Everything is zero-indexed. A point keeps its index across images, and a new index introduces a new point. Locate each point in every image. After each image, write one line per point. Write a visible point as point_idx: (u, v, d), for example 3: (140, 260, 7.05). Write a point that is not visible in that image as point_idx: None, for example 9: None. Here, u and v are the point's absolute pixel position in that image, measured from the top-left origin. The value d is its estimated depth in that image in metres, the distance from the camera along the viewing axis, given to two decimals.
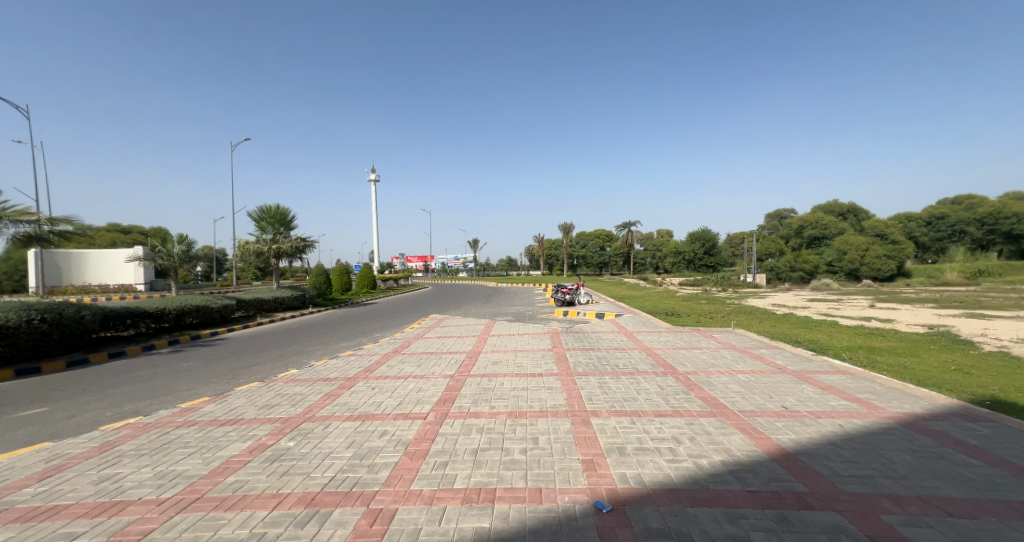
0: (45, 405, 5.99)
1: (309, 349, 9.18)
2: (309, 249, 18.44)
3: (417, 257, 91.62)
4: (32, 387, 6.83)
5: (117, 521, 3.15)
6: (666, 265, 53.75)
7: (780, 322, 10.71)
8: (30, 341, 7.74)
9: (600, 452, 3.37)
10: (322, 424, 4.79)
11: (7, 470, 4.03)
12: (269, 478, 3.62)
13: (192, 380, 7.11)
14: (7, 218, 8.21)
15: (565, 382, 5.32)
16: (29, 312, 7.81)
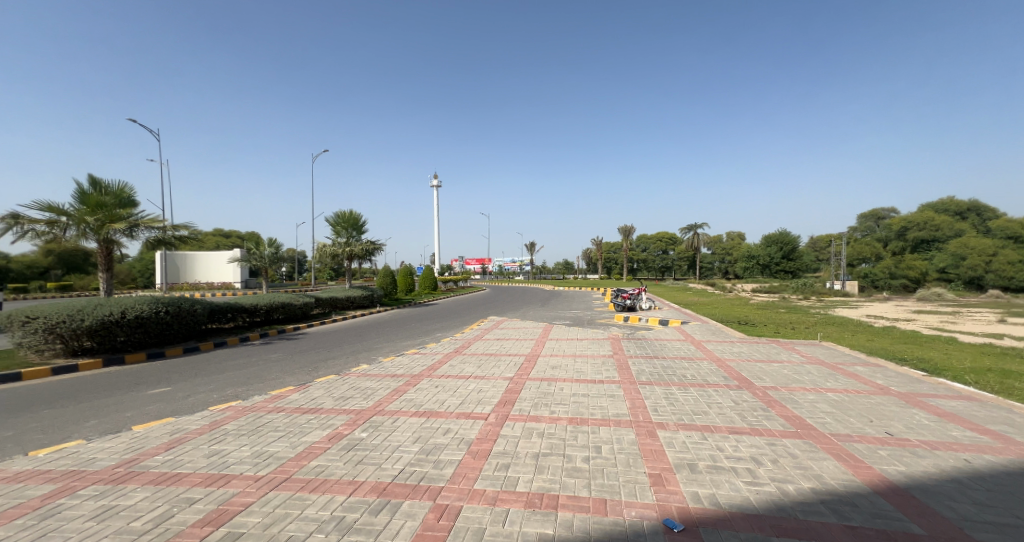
0: (165, 385, 6.83)
1: (378, 346, 9.68)
2: (378, 252, 19.45)
3: (476, 260, 94.25)
4: (155, 369, 7.83)
5: (222, 493, 3.50)
6: (739, 271, 50.68)
7: (878, 337, 9.62)
8: (157, 329, 8.86)
9: (669, 467, 3.22)
10: (391, 418, 5.01)
11: (140, 439, 4.65)
12: (346, 466, 3.86)
13: (279, 371, 7.76)
14: (143, 225, 9.53)
15: (629, 391, 5.15)
16: (158, 305, 8.94)
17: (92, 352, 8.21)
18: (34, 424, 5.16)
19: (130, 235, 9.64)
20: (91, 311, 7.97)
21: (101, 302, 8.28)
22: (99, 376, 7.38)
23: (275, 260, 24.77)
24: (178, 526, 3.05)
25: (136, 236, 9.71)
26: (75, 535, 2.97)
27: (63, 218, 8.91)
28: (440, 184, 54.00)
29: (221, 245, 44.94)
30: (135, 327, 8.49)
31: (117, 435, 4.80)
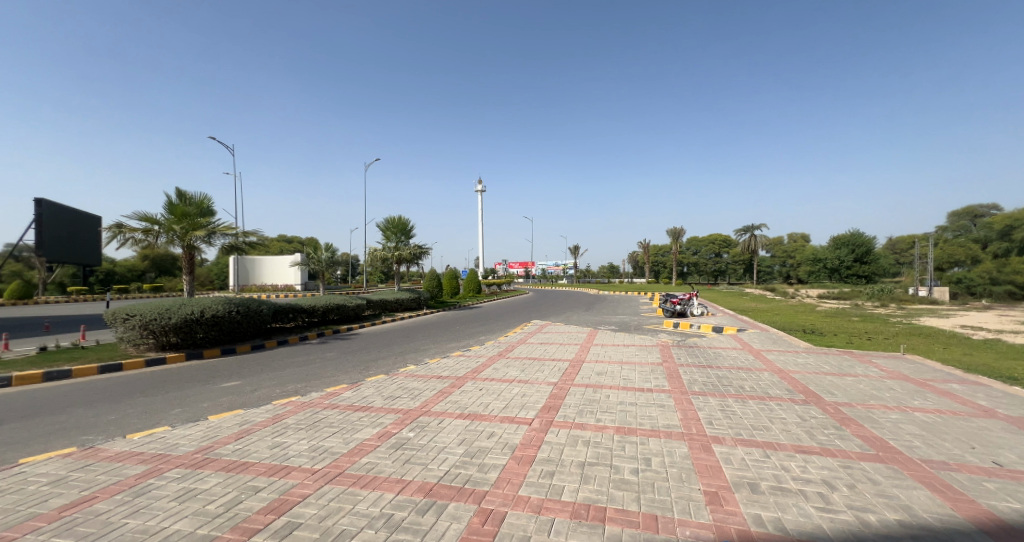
0: (235, 379, 7.35)
1: (424, 348, 9.90)
2: (425, 256, 19.94)
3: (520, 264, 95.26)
4: (226, 364, 8.43)
5: (283, 483, 3.70)
6: (804, 275, 47.60)
7: (975, 351, 8.63)
8: (230, 327, 9.55)
9: (727, 486, 3.05)
10: (437, 419, 5.10)
11: (214, 428, 5.03)
12: (394, 464, 3.95)
13: (334, 369, 8.11)
14: (218, 232, 10.34)
15: (680, 401, 4.95)
16: (231, 305, 9.63)
17: (175, 347, 9.01)
18: (130, 410, 5.75)
19: (209, 242, 10.50)
20: (176, 310, 8.74)
21: (184, 302, 9.05)
22: (179, 369, 8.06)
23: (331, 264, 25.98)
24: (244, 512, 3.26)
25: (214, 242, 10.57)
26: (160, 513, 3.27)
27: (154, 227, 9.84)
28: (484, 189, 54.78)
29: (284, 250, 48.18)
30: (211, 325, 9.20)
31: (198, 423, 5.24)
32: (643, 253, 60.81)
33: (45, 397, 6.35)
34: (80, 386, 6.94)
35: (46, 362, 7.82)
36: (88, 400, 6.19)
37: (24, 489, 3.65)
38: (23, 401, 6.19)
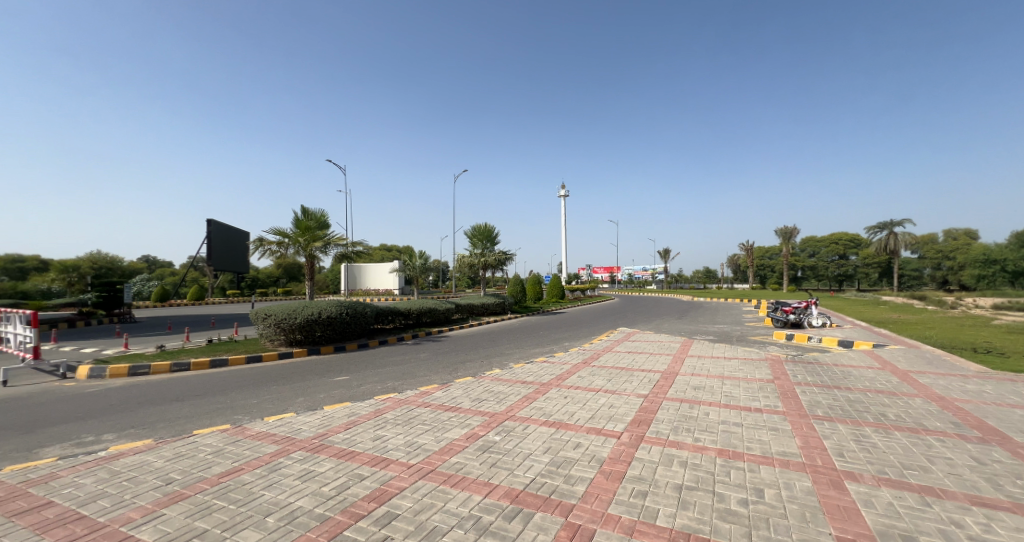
0: (343, 374, 8.06)
1: (509, 352, 10.01)
2: (509, 262, 20.29)
3: (608, 269, 93.44)
4: (336, 361, 9.30)
5: (383, 473, 3.95)
6: (969, 279, 39.75)
7: None
8: (341, 327, 10.54)
9: (869, 534, 2.61)
10: (523, 425, 5.09)
11: (328, 417, 5.57)
12: (481, 466, 4.00)
13: (426, 369, 8.53)
14: (333, 243, 11.59)
15: (798, 426, 4.39)
16: (342, 307, 10.62)
17: (297, 343, 10.18)
18: (266, 396, 6.62)
19: (326, 252, 11.81)
20: (300, 311, 9.89)
21: (306, 304, 10.21)
22: (300, 363, 9.07)
23: (424, 270, 27.85)
24: (351, 498, 3.55)
25: (329, 252, 11.84)
26: (287, 490, 3.71)
27: (284, 239, 11.23)
28: (567, 192, 55.05)
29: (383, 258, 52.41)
30: (326, 324, 10.23)
31: (316, 410, 5.85)
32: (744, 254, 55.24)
33: (203, 382, 7.57)
34: (228, 374, 8.16)
35: (212, 351, 9.62)
36: (231, 387, 7.22)
37: (193, 455, 4.43)
38: (187, 385, 7.43)
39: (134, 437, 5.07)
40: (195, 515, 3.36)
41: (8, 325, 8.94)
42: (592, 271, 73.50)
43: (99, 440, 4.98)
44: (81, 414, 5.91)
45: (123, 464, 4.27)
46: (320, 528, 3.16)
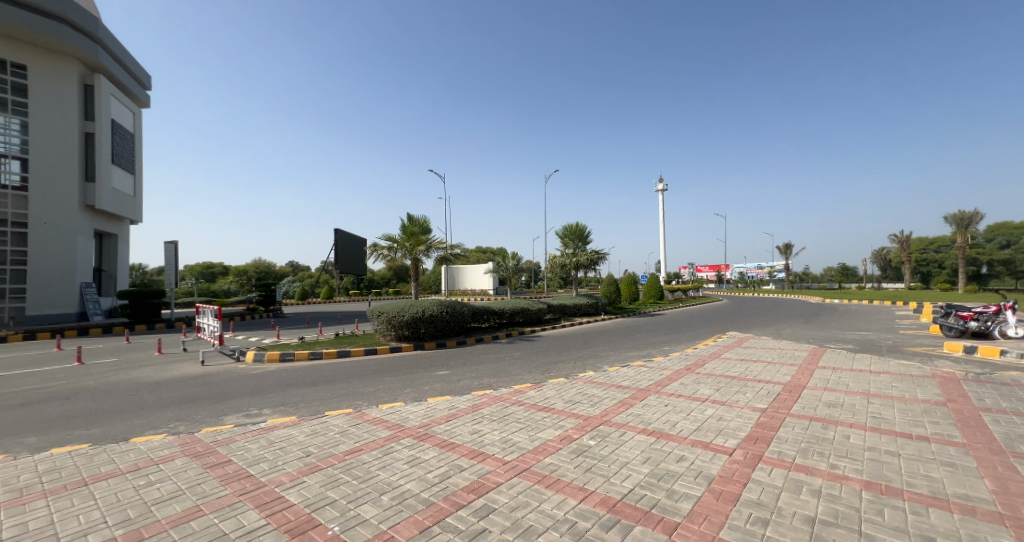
0: (444, 369, 8.47)
1: (605, 355, 9.68)
2: (602, 261, 19.71)
3: (717, 268, 86.51)
4: (438, 356, 9.81)
5: (481, 467, 4.01)
6: None
7: None
8: (442, 325, 11.09)
9: None
10: (619, 431, 4.84)
11: (431, 408, 5.86)
12: (576, 470, 3.87)
13: (520, 368, 8.61)
14: (434, 246, 12.32)
15: (978, 464, 3.53)
16: (443, 306, 11.16)
17: (404, 338, 10.95)
18: (379, 385, 7.20)
19: (428, 255, 12.56)
20: (407, 310, 10.61)
21: (412, 303, 10.92)
22: (406, 357, 9.72)
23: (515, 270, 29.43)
24: (452, 486, 3.65)
25: (431, 255, 12.61)
26: (397, 472, 3.95)
27: (393, 244, 12.14)
28: (668, 186, 52.39)
29: (480, 260, 54.76)
30: (429, 322, 10.84)
31: (421, 401, 6.20)
32: (903, 248, 47.66)
33: (329, 370, 8.48)
34: (349, 364, 9.05)
35: (338, 343, 10.79)
36: (349, 376, 7.98)
37: (326, 432, 4.99)
38: (316, 372, 8.38)
39: (282, 412, 5.89)
40: (325, 485, 3.76)
41: (203, 317, 10.94)
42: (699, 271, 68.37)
43: (259, 413, 5.88)
44: (245, 391, 7.02)
45: (277, 433, 5.01)
46: (425, 511, 3.29)
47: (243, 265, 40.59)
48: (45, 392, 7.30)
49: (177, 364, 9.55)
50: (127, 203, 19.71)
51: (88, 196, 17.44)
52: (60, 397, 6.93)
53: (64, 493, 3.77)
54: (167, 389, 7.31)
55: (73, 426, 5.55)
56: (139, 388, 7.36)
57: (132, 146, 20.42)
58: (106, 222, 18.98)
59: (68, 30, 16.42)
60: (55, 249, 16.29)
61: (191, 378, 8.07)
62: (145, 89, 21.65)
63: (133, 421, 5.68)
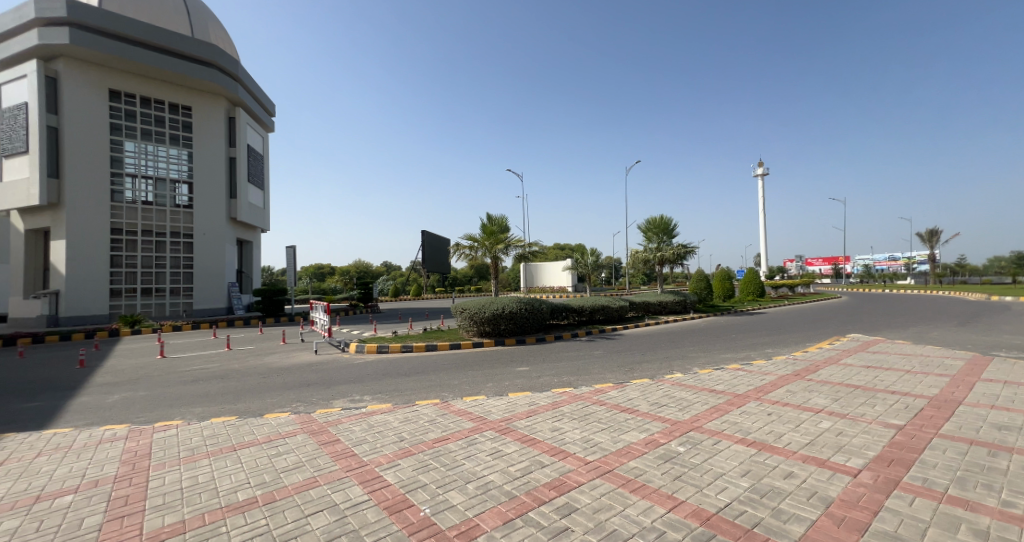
0: (524, 365, 8.47)
1: (694, 356, 9.02)
2: (690, 256, 18.53)
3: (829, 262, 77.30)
4: (520, 352, 9.86)
5: (562, 464, 3.89)
6: None
7: None
8: (522, 322, 11.14)
9: None
10: (712, 438, 4.44)
11: (512, 403, 5.85)
12: (664, 477, 3.60)
13: (602, 367, 8.35)
14: (513, 244, 12.43)
15: None
16: (521, 303, 11.21)
17: (485, 334, 11.16)
18: (463, 379, 7.38)
19: (507, 253, 12.69)
20: (488, 307, 10.84)
21: (492, 300, 11.13)
22: (487, 352, 9.89)
23: (595, 266, 29.62)
24: (534, 481, 3.58)
25: (509, 253, 12.74)
26: (481, 463, 3.97)
27: (474, 243, 12.45)
28: (769, 172, 47.85)
29: (559, 257, 54.78)
30: (509, 319, 10.95)
31: (502, 396, 6.22)
32: None
33: (419, 363, 8.91)
34: (437, 357, 9.43)
35: (426, 337, 11.32)
36: (437, 368, 8.31)
37: (417, 420, 5.20)
38: (408, 364, 8.86)
39: (380, 399, 6.27)
40: (417, 470, 3.89)
41: (316, 311, 12.08)
42: (807, 265, 61.58)
43: (362, 398, 6.32)
44: (349, 379, 7.61)
45: (376, 418, 5.33)
46: (509, 504, 3.25)
47: (345, 265, 44.65)
48: (197, 372, 8.56)
49: (294, 352, 10.67)
50: (259, 215, 22.52)
51: (232, 210, 20.24)
52: (208, 377, 8.08)
53: (218, 456, 4.38)
54: (285, 374, 8.17)
55: (222, 401, 6.45)
56: (264, 373, 8.31)
57: (262, 165, 23.26)
58: (244, 231, 21.87)
59: (220, 74, 19.19)
60: (210, 255, 19.17)
61: (305, 365, 8.94)
62: (272, 116, 24.57)
63: (266, 399, 6.45)
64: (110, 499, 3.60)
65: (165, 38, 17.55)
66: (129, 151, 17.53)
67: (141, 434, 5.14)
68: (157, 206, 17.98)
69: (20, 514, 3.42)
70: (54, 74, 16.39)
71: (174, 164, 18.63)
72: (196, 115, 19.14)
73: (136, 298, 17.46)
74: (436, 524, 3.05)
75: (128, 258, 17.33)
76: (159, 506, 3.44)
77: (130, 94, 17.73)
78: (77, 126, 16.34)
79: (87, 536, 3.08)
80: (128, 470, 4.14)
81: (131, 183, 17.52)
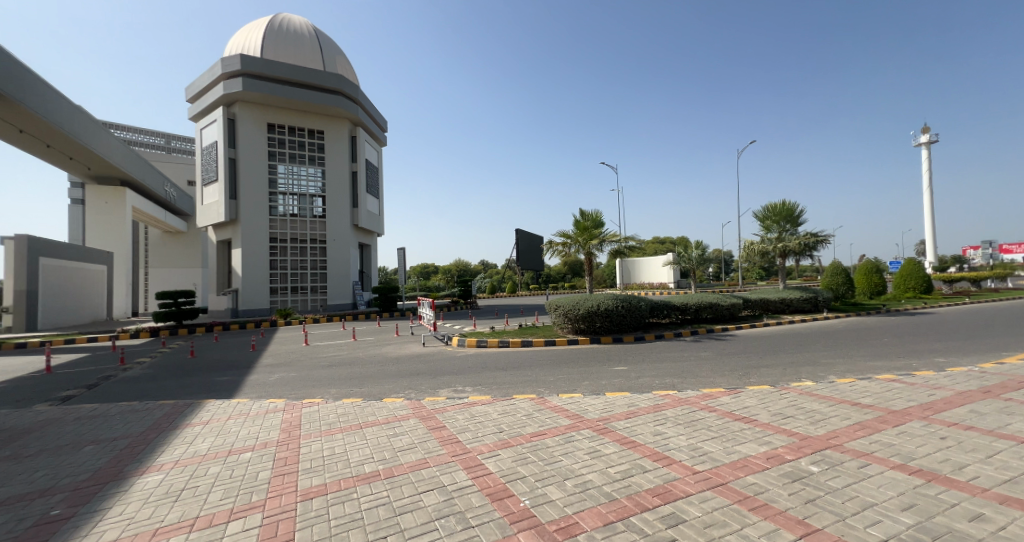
0: (623, 365, 8.02)
1: (829, 363, 7.74)
2: (823, 246, 16.16)
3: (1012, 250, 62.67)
4: (619, 351, 9.39)
5: (666, 472, 3.50)
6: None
7: None
8: (619, 319, 10.62)
9: None
10: (857, 461, 3.67)
11: (609, 403, 5.50)
12: (792, 498, 3.03)
13: (713, 369, 7.56)
14: (607, 240, 11.94)
15: None
16: (617, 300, 10.68)
17: (580, 332, 10.84)
18: (559, 376, 7.18)
19: (601, 249, 12.22)
20: (582, 303, 10.52)
21: (587, 296, 10.78)
22: (584, 350, 9.59)
23: (701, 261, 27.48)
24: (636, 486, 3.26)
25: (604, 249, 12.24)
26: (579, 461, 3.74)
27: (567, 239, 12.19)
28: (930, 141, 39.88)
29: (658, 251, 51.92)
30: (605, 316, 10.51)
31: (600, 395, 5.90)
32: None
33: (516, 358, 8.93)
34: (533, 353, 9.37)
35: (521, 334, 11.31)
36: (534, 363, 8.24)
37: (514, 413, 5.12)
38: (505, 358, 8.92)
39: (480, 391, 6.34)
40: (516, 461, 3.78)
41: (422, 307, 12.82)
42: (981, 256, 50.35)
43: (463, 389, 6.46)
44: (451, 370, 7.88)
45: (477, 408, 5.37)
46: (609, 505, 2.99)
47: (446, 264, 47.07)
48: (322, 359, 9.56)
49: (403, 344, 11.42)
50: (375, 221, 24.62)
51: (355, 217, 22.40)
52: (332, 363, 8.97)
53: (350, 432, 4.74)
54: (393, 363, 8.73)
55: (349, 384, 7.08)
56: (376, 362, 8.99)
57: (378, 175, 25.39)
58: (364, 235, 24.11)
59: (347, 101, 21.31)
60: (339, 257, 21.41)
61: (411, 356, 9.50)
62: (386, 131, 26.72)
63: (383, 385, 6.92)
64: (275, 458, 4.08)
65: (306, 75, 19.90)
66: (280, 173, 20.45)
67: (294, 407, 5.80)
68: (300, 218, 20.64)
69: (218, 463, 4.02)
70: (232, 115, 19.84)
71: (313, 181, 21.17)
72: (328, 139, 21.53)
73: (287, 294, 20.23)
74: (535, 517, 2.91)
75: (282, 262, 20.19)
76: (309, 469, 3.80)
77: (281, 125, 20.60)
78: (248, 156, 19.67)
79: (261, 487, 3.49)
80: (286, 436, 4.68)
81: (283, 200, 20.41)
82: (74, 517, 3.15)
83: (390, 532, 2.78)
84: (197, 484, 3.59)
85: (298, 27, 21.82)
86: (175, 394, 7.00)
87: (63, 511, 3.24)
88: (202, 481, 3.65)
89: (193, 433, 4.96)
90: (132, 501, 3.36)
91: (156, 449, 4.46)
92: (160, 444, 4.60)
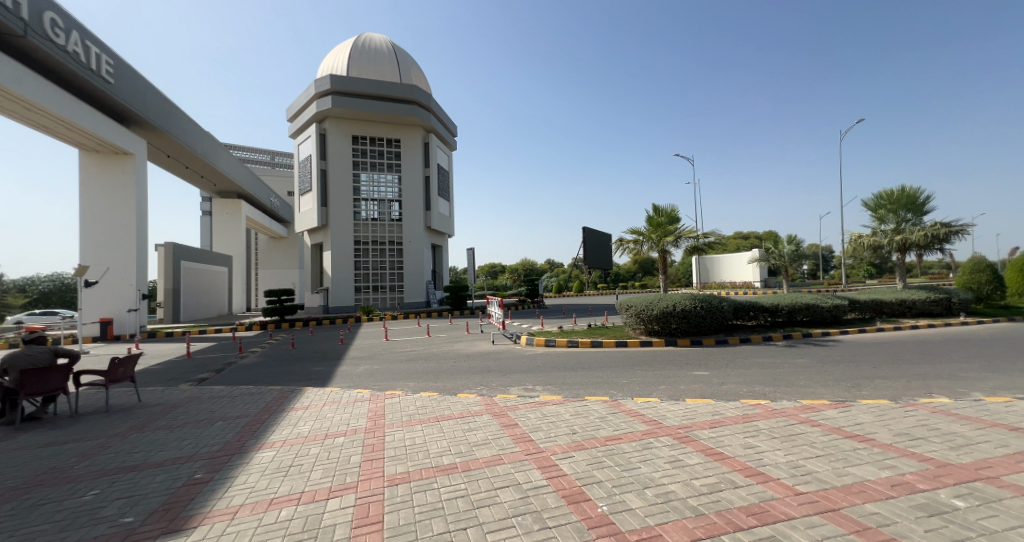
0: (705, 369, 7.39)
1: (967, 377, 6.50)
2: (958, 237, 13.75)
3: None
4: (698, 354, 8.70)
5: (762, 490, 3.07)
6: None
7: None
8: (697, 320, 9.87)
9: None
10: (1018, 499, 2.96)
11: (691, 410, 5.04)
12: (931, 537, 2.49)
13: (814, 378, 6.70)
14: (683, 236, 11.19)
15: None
16: (695, 300, 9.91)
17: (655, 333, 10.25)
18: (634, 378, 6.78)
19: (677, 246, 11.46)
20: (656, 303, 9.90)
21: (661, 295, 10.14)
22: (660, 352, 9.03)
23: (794, 257, 24.89)
24: (727, 502, 2.89)
25: (680, 246, 11.46)
26: (660, 470, 3.42)
27: (638, 237, 11.58)
28: None
29: (742, 247, 48.18)
30: (681, 317, 9.82)
31: (679, 401, 5.45)
32: None
33: (587, 358, 8.62)
34: (605, 354, 8.99)
35: (590, 334, 10.97)
36: (605, 365, 7.90)
37: (587, 415, 4.88)
38: (575, 358, 8.67)
39: (551, 391, 6.17)
40: (591, 465, 3.56)
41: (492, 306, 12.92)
42: None
43: (533, 388, 6.33)
44: (521, 368, 7.81)
45: (548, 408, 5.20)
46: (697, 520, 2.67)
47: (516, 263, 47.50)
48: (399, 354, 9.97)
49: (475, 341, 11.58)
50: (447, 222, 25.46)
51: (429, 220, 23.32)
52: (407, 358, 9.33)
53: (428, 424, 4.82)
54: (465, 360, 8.86)
55: (424, 378, 7.28)
56: (449, 358, 9.18)
57: (449, 179, 26.20)
58: (437, 236, 25.01)
59: (421, 109, 22.24)
60: (415, 258, 22.41)
61: (482, 354, 9.57)
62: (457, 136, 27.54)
63: (456, 380, 7.02)
64: (364, 444, 4.25)
65: (385, 88, 21.05)
66: (364, 181, 21.89)
67: (377, 398, 6.06)
68: (381, 221, 21.94)
69: (317, 445, 4.27)
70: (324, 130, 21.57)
71: (392, 187, 22.39)
72: (405, 146, 22.61)
73: (370, 293, 21.59)
74: (614, 524, 2.67)
75: (365, 263, 21.58)
76: (393, 457, 3.89)
77: (364, 136, 22.04)
78: (336, 166, 21.29)
79: (354, 470, 3.62)
80: (373, 425, 4.87)
81: (366, 206, 21.80)
82: (209, 482, 3.47)
83: (469, 524, 2.71)
84: (302, 462, 3.81)
85: (378, 44, 23.17)
86: (273, 381, 7.66)
87: (203, 475, 3.59)
88: (307, 459, 3.88)
89: (296, 416, 5.35)
90: (252, 472, 3.65)
91: (268, 429, 4.85)
92: (270, 424, 5.02)
